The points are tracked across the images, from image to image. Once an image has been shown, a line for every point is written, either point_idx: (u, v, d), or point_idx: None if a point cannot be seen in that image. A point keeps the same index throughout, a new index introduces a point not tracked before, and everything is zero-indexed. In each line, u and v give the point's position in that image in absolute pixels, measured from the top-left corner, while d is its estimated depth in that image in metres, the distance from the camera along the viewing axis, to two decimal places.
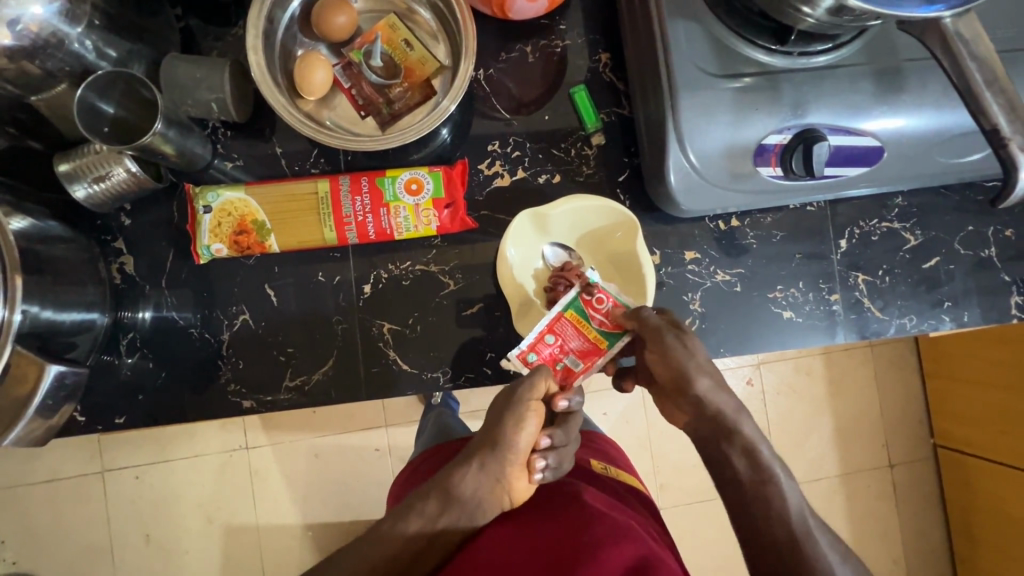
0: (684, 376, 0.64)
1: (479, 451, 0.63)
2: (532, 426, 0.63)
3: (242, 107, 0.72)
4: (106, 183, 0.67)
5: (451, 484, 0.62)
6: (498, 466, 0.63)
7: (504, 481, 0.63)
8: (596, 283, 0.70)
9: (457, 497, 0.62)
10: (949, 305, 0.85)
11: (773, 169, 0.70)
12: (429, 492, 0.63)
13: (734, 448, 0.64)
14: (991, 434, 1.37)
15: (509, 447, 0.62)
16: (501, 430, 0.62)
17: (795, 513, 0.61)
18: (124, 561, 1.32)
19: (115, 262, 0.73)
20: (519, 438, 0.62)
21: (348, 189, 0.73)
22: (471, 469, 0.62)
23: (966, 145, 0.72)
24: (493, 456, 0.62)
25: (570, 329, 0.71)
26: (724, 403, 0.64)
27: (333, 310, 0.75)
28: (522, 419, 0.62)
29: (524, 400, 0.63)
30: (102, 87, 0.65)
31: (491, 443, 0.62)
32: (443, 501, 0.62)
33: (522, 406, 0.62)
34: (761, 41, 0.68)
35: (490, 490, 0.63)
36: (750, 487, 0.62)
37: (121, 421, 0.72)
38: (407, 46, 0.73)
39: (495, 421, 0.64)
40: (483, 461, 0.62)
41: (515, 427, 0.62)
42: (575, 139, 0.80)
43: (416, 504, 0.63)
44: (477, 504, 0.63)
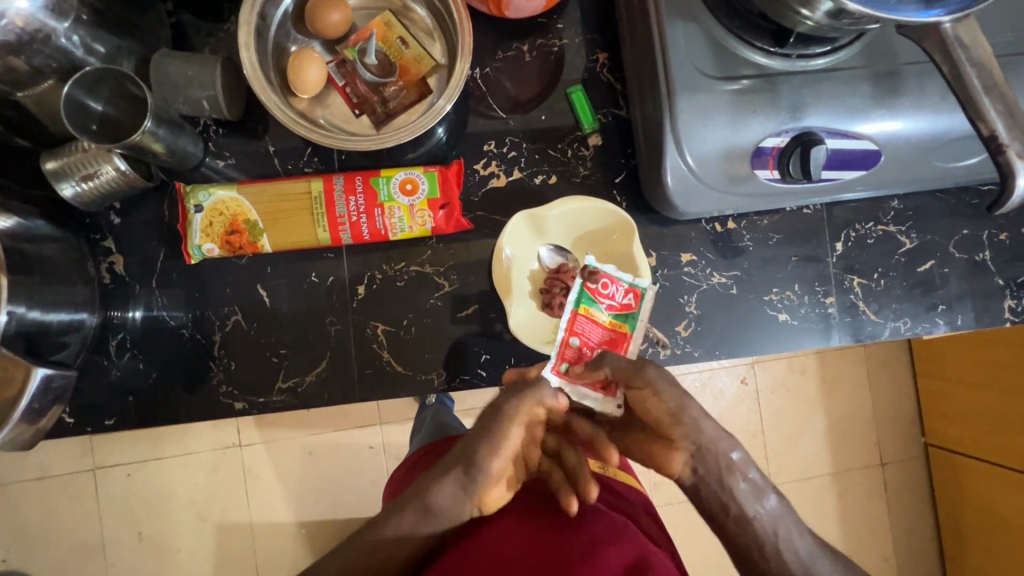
0: (672, 403, 0.55)
1: (453, 466, 0.55)
2: (512, 443, 0.54)
3: (234, 104, 0.71)
4: (95, 182, 0.66)
5: (425, 498, 0.55)
6: (477, 484, 0.55)
7: (480, 499, 0.56)
8: (598, 268, 0.72)
9: (431, 513, 0.55)
10: (943, 308, 0.85)
11: (770, 172, 0.70)
12: (406, 502, 0.56)
13: (735, 482, 0.55)
14: (982, 433, 1.39)
15: (489, 466, 0.54)
16: (480, 448, 0.54)
17: (798, 543, 0.55)
18: (116, 559, 1.31)
19: (105, 261, 0.72)
20: (496, 459, 0.54)
21: (342, 189, 0.72)
22: (443, 487, 0.54)
23: (963, 149, 0.72)
24: (466, 475, 0.54)
25: (588, 324, 0.73)
26: (717, 436, 0.55)
27: (327, 311, 0.74)
28: (500, 438, 0.54)
29: (510, 417, 0.54)
30: (90, 84, 0.64)
31: (465, 460, 0.54)
32: (419, 515, 0.55)
33: (503, 422, 0.54)
34: (759, 42, 0.67)
35: (467, 506, 0.56)
36: (755, 523, 0.55)
37: (110, 422, 0.72)
38: (402, 43, 0.73)
39: (475, 432, 0.55)
40: (456, 478, 0.54)
41: (492, 445, 0.53)
42: (572, 139, 0.79)
43: (393, 514, 0.56)
44: (453, 520, 0.56)
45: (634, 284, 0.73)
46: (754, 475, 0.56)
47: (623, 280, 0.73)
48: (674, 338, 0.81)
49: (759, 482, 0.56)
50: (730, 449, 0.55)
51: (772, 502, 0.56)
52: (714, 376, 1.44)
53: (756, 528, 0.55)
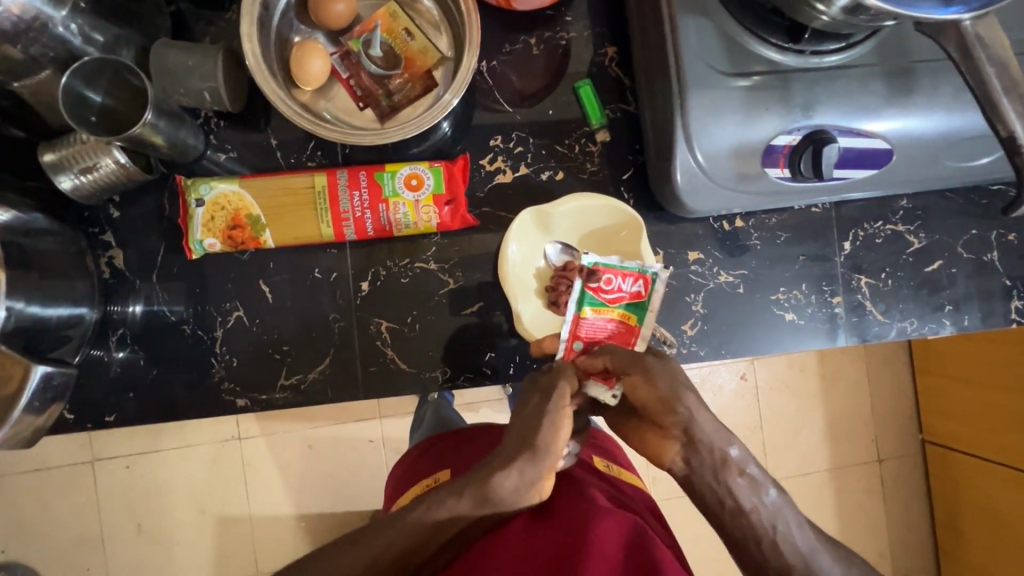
0: (666, 390, 0.56)
1: (518, 453, 0.56)
2: (566, 429, 0.58)
3: (236, 96, 0.70)
4: (94, 174, 0.65)
5: (487, 487, 0.55)
6: (538, 472, 0.56)
7: (541, 488, 0.57)
8: (599, 266, 0.68)
9: (494, 500, 0.56)
10: (950, 309, 0.85)
11: (781, 171, 0.69)
12: (462, 490, 0.56)
13: (732, 477, 0.53)
14: (981, 431, 1.39)
15: (550, 453, 0.56)
16: (538, 434, 0.56)
17: (796, 537, 0.53)
18: (115, 551, 1.30)
19: (104, 255, 0.71)
20: (558, 445, 0.56)
21: (345, 184, 0.70)
22: (509, 473, 0.55)
23: (977, 149, 0.71)
24: (531, 462, 0.55)
25: (596, 322, 0.70)
26: (712, 430, 0.54)
27: (330, 308, 0.73)
28: (558, 427, 0.57)
29: (562, 404, 0.58)
30: (89, 75, 0.62)
31: (530, 446, 0.56)
32: (478, 504, 0.56)
33: (557, 406, 0.57)
34: (773, 38, 0.66)
35: (528, 495, 0.56)
36: (751, 515, 0.53)
37: (111, 418, 0.71)
38: (408, 35, 0.71)
39: (530, 419, 0.58)
40: (523, 465, 0.55)
41: (552, 433, 0.56)
42: (579, 135, 0.78)
43: (443, 501, 0.56)
44: (512, 508, 0.57)
45: (642, 270, 0.69)
46: (751, 469, 0.54)
47: (628, 269, 0.69)
48: (680, 337, 0.81)
49: (756, 476, 0.54)
50: (726, 443, 0.54)
51: (771, 495, 0.54)
52: (714, 371, 1.44)
53: (752, 522, 0.53)
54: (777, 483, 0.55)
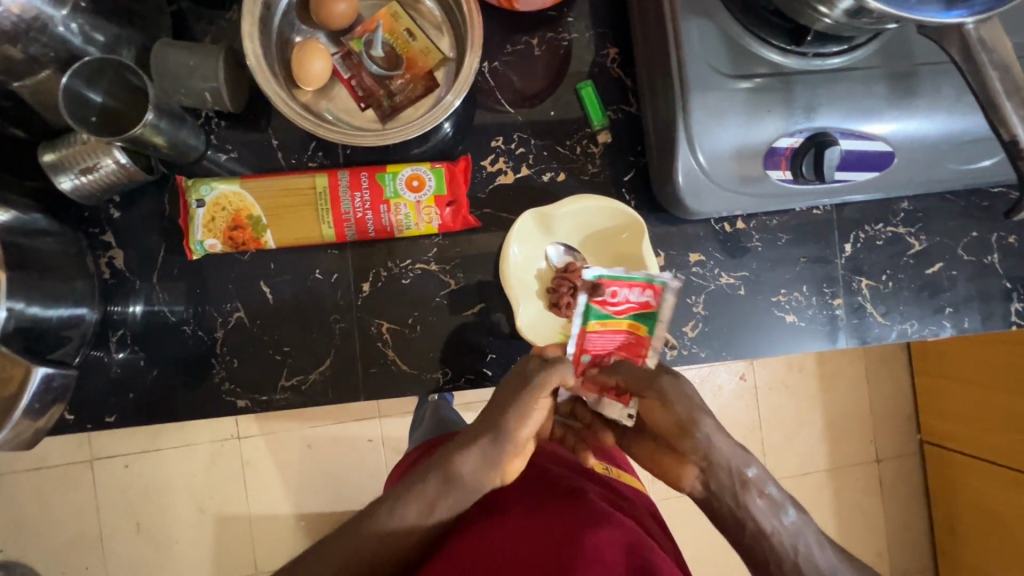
0: (683, 414, 0.55)
1: (478, 433, 0.55)
2: (535, 418, 0.57)
3: (237, 97, 0.69)
4: (95, 175, 0.64)
5: (445, 469, 0.54)
6: (500, 455, 0.55)
7: (500, 473, 0.56)
8: (604, 279, 0.72)
9: (453, 484, 0.54)
10: (951, 311, 0.85)
11: (782, 173, 0.69)
12: (425, 474, 0.55)
13: (751, 498, 0.53)
14: (980, 433, 1.39)
15: (513, 436, 0.55)
16: (504, 417, 0.56)
17: (818, 556, 0.52)
18: (114, 550, 1.30)
19: (104, 255, 0.71)
20: (523, 429, 0.55)
21: (347, 185, 0.70)
22: (468, 453, 0.55)
23: (978, 151, 0.71)
24: (491, 442, 0.55)
25: (603, 334, 0.73)
26: (731, 452, 0.54)
27: (330, 308, 0.73)
28: (526, 412, 0.56)
29: (532, 390, 0.57)
30: (90, 75, 0.62)
31: (492, 428, 0.55)
32: (438, 488, 0.54)
33: (526, 393, 0.56)
34: (775, 40, 0.66)
35: (490, 478, 0.55)
36: (773, 539, 0.52)
37: (111, 419, 0.71)
38: (409, 36, 0.71)
39: (499, 404, 0.57)
40: (482, 445, 0.55)
41: (519, 419, 0.56)
42: (581, 136, 0.78)
43: (410, 488, 0.54)
44: (472, 494, 0.55)
45: (649, 281, 0.72)
46: (770, 490, 0.54)
47: (634, 280, 0.72)
48: (681, 339, 0.81)
49: (776, 495, 0.53)
50: (745, 464, 0.53)
51: (791, 516, 0.53)
52: (713, 372, 1.44)
53: (773, 544, 0.52)
54: (796, 503, 0.54)
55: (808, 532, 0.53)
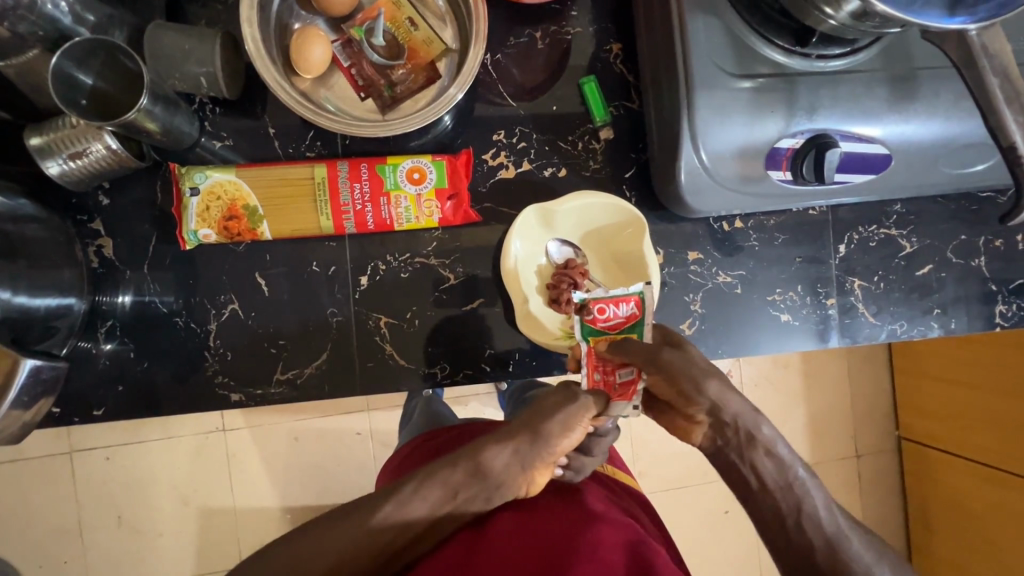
0: (688, 383, 0.56)
1: (518, 432, 0.57)
2: (574, 436, 0.58)
3: (234, 83, 0.67)
4: (84, 160, 0.62)
5: (480, 458, 0.56)
6: (531, 456, 0.56)
7: (530, 477, 0.57)
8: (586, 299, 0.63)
9: (484, 475, 0.56)
10: (939, 312, 0.87)
11: (783, 174, 0.69)
12: (458, 460, 0.56)
13: (758, 455, 0.55)
14: (955, 429, 1.43)
15: (549, 444, 0.57)
16: (545, 422, 0.57)
17: (824, 518, 0.53)
18: (94, 544, 1.28)
19: (93, 244, 0.69)
20: (562, 441, 0.57)
21: (346, 176, 0.69)
22: (505, 448, 0.56)
23: (972, 156, 0.72)
24: (529, 445, 0.56)
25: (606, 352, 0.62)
26: (740, 411, 0.56)
27: (328, 302, 0.72)
28: (569, 425, 0.57)
29: (577, 405, 0.58)
30: (82, 56, 0.59)
31: (531, 428, 0.57)
32: (469, 476, 0.56)
33: (575, 411, 0.58)
34: (780, 40, 0.66)
35: (515, 476, 0.57)
36: (776, 494, 0.54)
37: (99, 412, 0.69)
38: (411, 25, 0.70)
39: (542, 409, 0.58)
40: (520, 446, 0.56)
41: (561, 427, 0.57)
42: (583, 132, 0.78)
43: (437, 472, 0.56)
44: (498, 492, 0.57)
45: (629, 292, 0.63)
46: (778, 450, 0.55)
47: (616, 294, 0.62)
48: None
49: (784, 455, 0.55)
50: (755, 427, 0.56)
51: (800, 475, 0.55)
52: None
53: (777, 500, 0.54)
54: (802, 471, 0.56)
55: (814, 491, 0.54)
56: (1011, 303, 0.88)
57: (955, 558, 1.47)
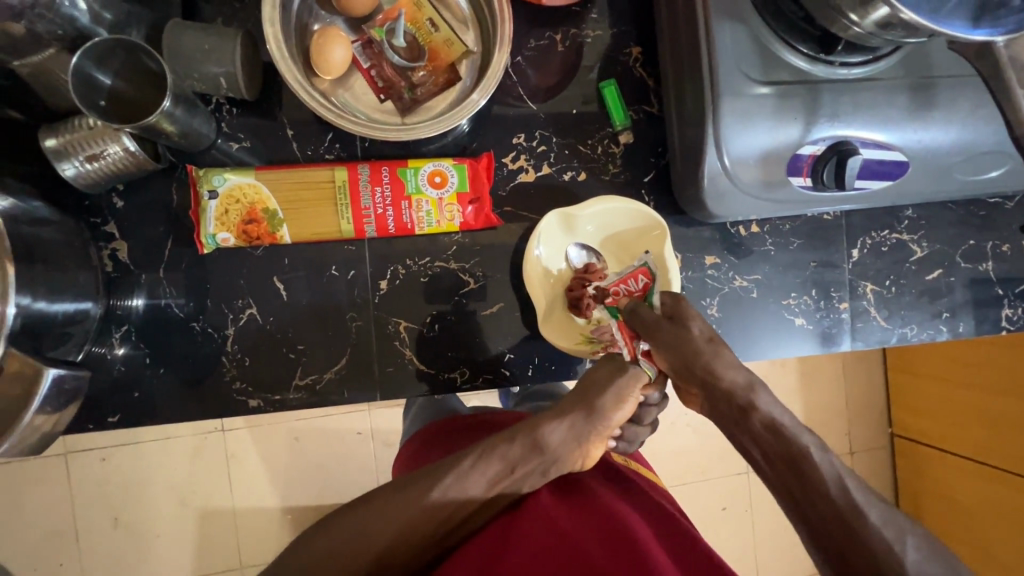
0: (685, 360, 0.58)
1: (573, 408, 0.60)
2: (625, 410, 0.62)
3: (253, 84, 0.66)
4: (101, 162, 0.60)
5: (539, 432, 0.58)
6: (586, 430, 0.60)
7: (584, 451, 0.61)
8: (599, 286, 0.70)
9: (542, 449, 0.58)
10: (947, 315, 0.88)
11: (803, 179, 0.70)
12: (516, 435, 0.59)
13: (752, 423, 0.56)
14: (948, 426, 1.46)
15: (603, 418, 0.60)
16: (600, 398, 0.60)
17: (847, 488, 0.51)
18: (92, 546, 1.26)
19: (107, 247, 0.67)
20: (615, 415, 0.61)
21: (367, 179, 0.68)
22: (562, 423, 0.59)
23: (986, 163, 0.73)
24: (585, 419, 0.60)
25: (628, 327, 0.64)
26: (753, 393, 0.56)
27: (347, 305, 0.71)
28: (620, 401, 0.61)
29: (628, 382, 0.61)
30: (100, 55, 0.57)
31: (585, 404, 0.60)
32: (527, 451, 0.58)
33: (627, 385, 0.61)
34: (804, 47, 0.66)
35: (572, 450, 0.60)
36: (777, 465, 0.54)
37: (113, 419, 0.67)
38: (433, 26, 0.68)
39: (594, 385, 0.62)
40: (576, 420, 0.60)
41: (614, 402, 0.61)
42: (602, 135, 0.77)
43: (496, 447, 0.58)
44: (554, 467, 0.59)
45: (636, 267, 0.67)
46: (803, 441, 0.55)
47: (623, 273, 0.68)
48: None
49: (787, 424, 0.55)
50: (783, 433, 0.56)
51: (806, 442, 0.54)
52: None
53: None
54: None
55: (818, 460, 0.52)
56: (1017, 307, 0.90)
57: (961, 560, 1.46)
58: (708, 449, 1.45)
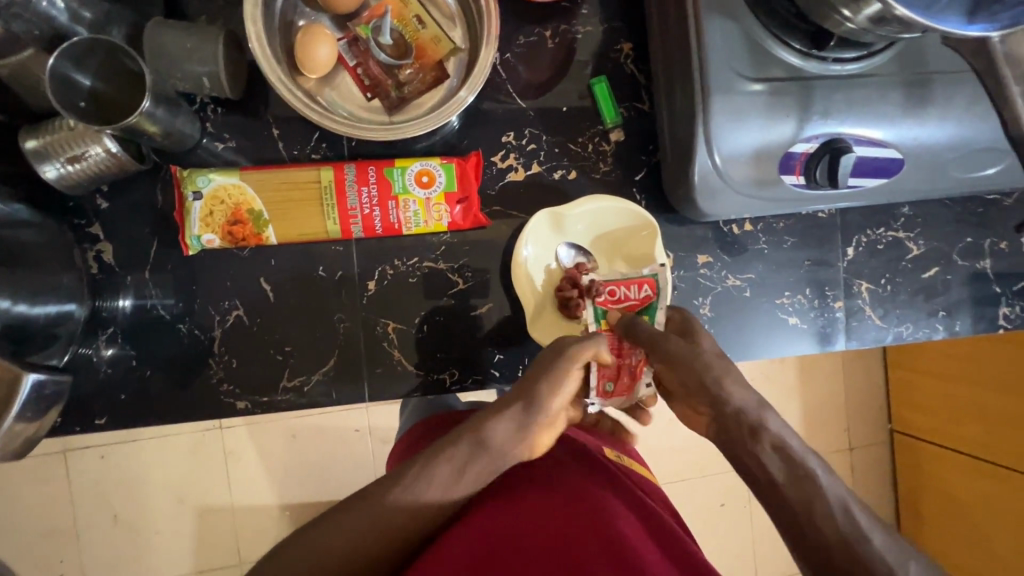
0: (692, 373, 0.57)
1: (515, 400, 0.57)
2: (566, 389, 0.59)
3: (237, 83, 0.65)
4: (83, 164, 0.59)
5: (483, 433, 0.55)
6: (533, 419, 0.57)
7: (534, 440, 0.57)
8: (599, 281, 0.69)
9: (490, 445, 0.55)
10: (944, 314, 0.87)
11: (796, 178, 0.69)
12: (462, 436, 0.55)
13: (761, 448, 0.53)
14: (946, 423, 1.45)
15: (545, 402, 0.57)
16: (538, 383, 0.57)
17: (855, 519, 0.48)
18: (90, 543, 1.26)
19: (92, 249, 0.67)
20: (556, 398, 0.58)
21: (353, 180, 0.67)
22: (504, 420, 0.56)
23: (983, 160, 0.72)
24: (528, 409, 0.57)
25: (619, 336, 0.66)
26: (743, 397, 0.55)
27: (334, 307, 0.71)
28: (558, 382, 0.58)
29: (563, 362, 0.59)
30: (79, 55, 0.56)
31: (527, 394, 0.57)
32: (474, 449, 0.55)
33: (562, 365, 0.58)
34: (796, 43, 0.65)
35: (521, 441, 0.56)
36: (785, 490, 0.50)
37: (100, 421, 0.67)
38: (419, 23, 0.68)
39: (532, 373, 0.59)
40: (520, 411, 0.56)
41: (551, 385, 0.58)
42: (593, 133, 0.76)
43: (443, 449, 0.55)
44: (504, 464, 0.56)
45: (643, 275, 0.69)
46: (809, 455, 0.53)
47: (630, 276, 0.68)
48: None
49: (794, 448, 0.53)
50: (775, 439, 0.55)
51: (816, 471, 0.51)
52: None
53: None
54: None
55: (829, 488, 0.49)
56: (1014, 306, 0.89)
57: (965, 560, 1.45)
58: (705, 446, 1.45)
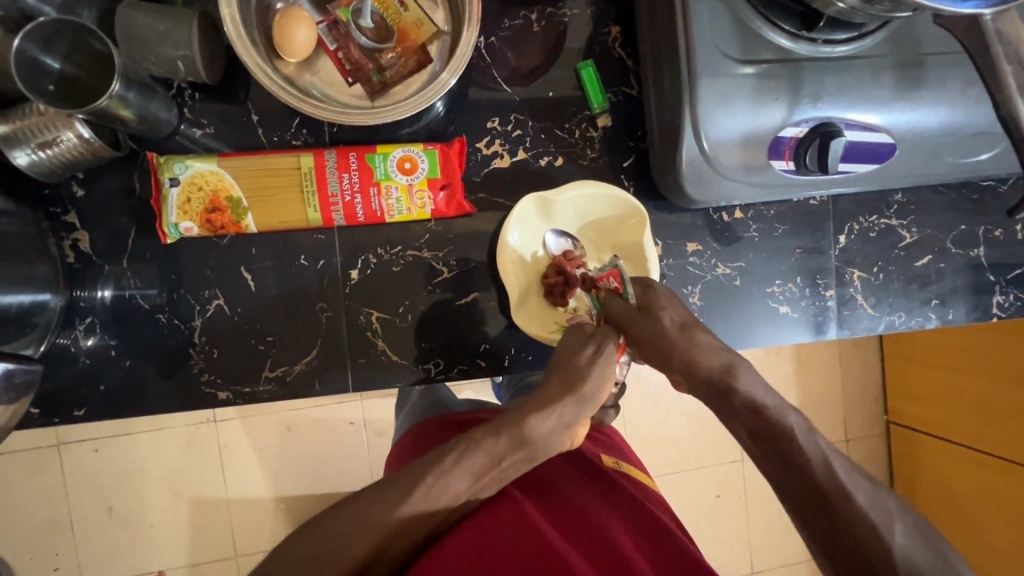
0: (682, 358, 0.55)
1: (560, 396, 0.54)
2: (610, 385, 0.57)
3: (213, 67, 0.64)
4: (54, 150, 0.58)
5: (525, 426, 0.53)
6: (574, 416, 0.55)
7: (572, 435, 0.56)
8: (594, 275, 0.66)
9: (531, 442, 0.53)
10: (937, 303, 0.86)
11: (785, 163, 0.67)
12: (501, 429, 0.53)
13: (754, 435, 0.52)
14: (943, 414, 1.44)
15: (589, 400, 0.55)
16: (585, 381, 0.55)
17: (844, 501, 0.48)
18: (85, 536, 1.26)
19: (68, 237, 0.65)
20: (600, 395, 0.56)
21: (334, 166, 0.66)
22: (550, 414, 0.53)
23: (977, 145, 0.70)
24: (572, 407, 0.54)
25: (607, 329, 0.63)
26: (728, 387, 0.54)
27: (317, 296, 0.70)
28: (605, 379, 0.56)
29: (610, 361, 0.57)
30: (46, 38, 0.55)
31: (572, 389, 0.55)
32: (513, 444, 0.53)
33: (606, 363, 0.57)
34: (786, 24, 0.64)
35: (561, 437, 0.55)
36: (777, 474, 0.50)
37: (80, 413, 0.66)
38: (400, 5, 0.66)
39: (577, 366, 0.56)
40: (565, 409, 0.54)
41: (599, 382, 0.56)
42: (580, 119, 0.75)
43: (480, 442, 0.52)
44: (543, 456, 0.54)
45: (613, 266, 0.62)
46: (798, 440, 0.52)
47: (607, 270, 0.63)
48: None
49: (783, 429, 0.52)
50: None
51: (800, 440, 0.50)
52: None
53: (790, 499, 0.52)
54: None
55: (810, 448, 0.50)
56: (1009, 294, 0.88)
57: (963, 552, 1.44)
58: (700, 438, 1.44)
